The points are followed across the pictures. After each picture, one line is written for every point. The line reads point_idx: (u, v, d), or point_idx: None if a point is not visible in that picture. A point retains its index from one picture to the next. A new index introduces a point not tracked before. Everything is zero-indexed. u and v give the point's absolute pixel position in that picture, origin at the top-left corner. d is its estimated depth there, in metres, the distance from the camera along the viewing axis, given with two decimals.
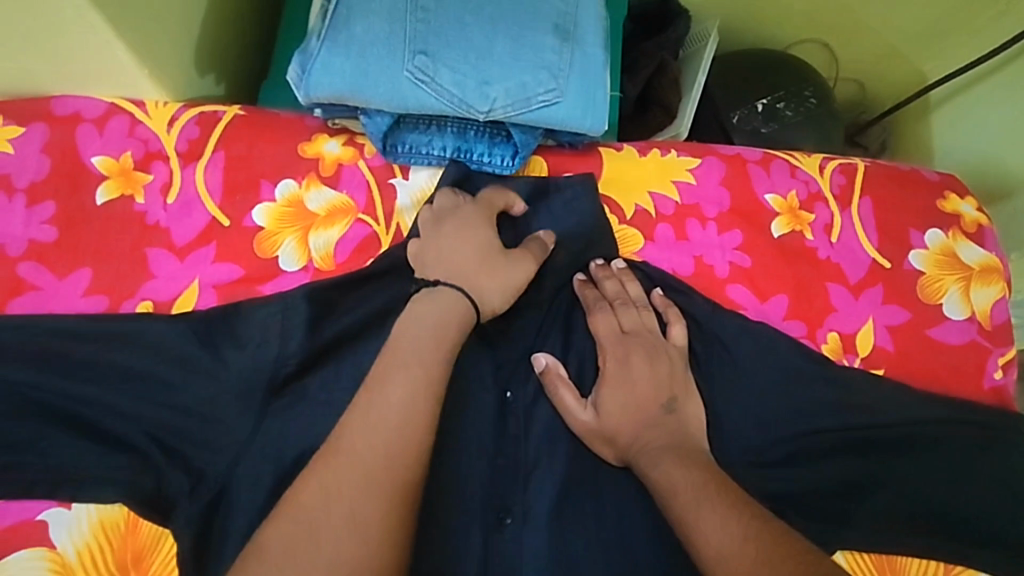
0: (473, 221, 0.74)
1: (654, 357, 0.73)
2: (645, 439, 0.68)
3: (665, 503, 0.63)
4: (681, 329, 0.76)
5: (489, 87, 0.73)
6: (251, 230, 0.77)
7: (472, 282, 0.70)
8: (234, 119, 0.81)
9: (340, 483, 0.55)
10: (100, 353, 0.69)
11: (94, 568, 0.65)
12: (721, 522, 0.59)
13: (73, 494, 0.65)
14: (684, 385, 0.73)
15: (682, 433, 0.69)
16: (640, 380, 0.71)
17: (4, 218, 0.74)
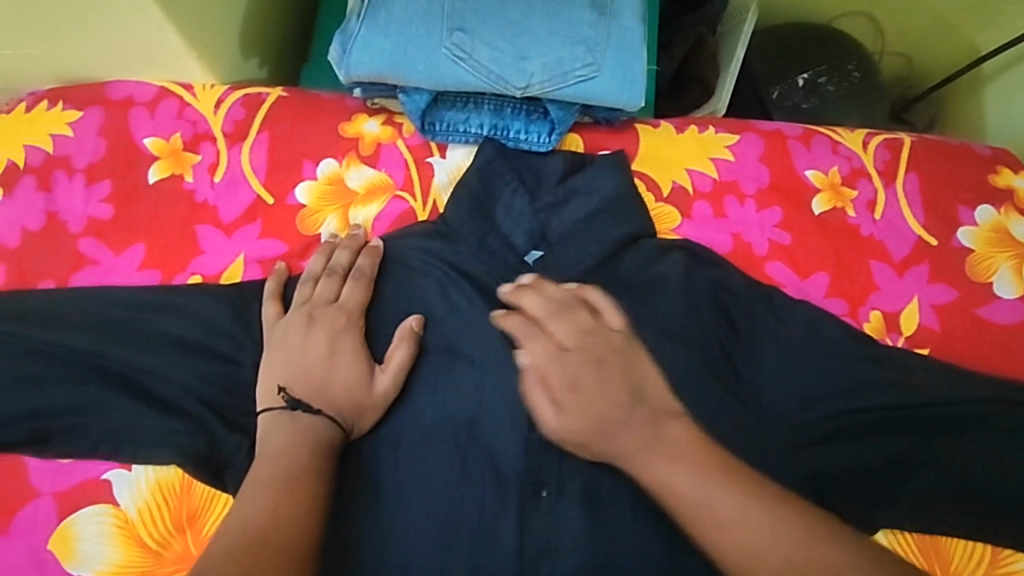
0: (328, 314, 0.72)
1: (564, 353, 0.69)
2: (622, 445, 0.65)
3: (668, 505, 0.62)
4: (614, 311, 0.72)
5: (526, 63, 0.73)
6: (293, 208, 0.80)
7: (337, 397, 0.69)
8: (278, 101, 0.83)
9: (278, 495, 0.61)
10: (156, 325, 0.73)
11: (152, 526, 0.69)
12: (768, 516, 0.60)
13: (133, 454, 0.70)
14: (637, 373, 0.68)
15: (655, 425, 0.66)
16: (598, 397, 0.67)
17: (66, 197, 0.78)
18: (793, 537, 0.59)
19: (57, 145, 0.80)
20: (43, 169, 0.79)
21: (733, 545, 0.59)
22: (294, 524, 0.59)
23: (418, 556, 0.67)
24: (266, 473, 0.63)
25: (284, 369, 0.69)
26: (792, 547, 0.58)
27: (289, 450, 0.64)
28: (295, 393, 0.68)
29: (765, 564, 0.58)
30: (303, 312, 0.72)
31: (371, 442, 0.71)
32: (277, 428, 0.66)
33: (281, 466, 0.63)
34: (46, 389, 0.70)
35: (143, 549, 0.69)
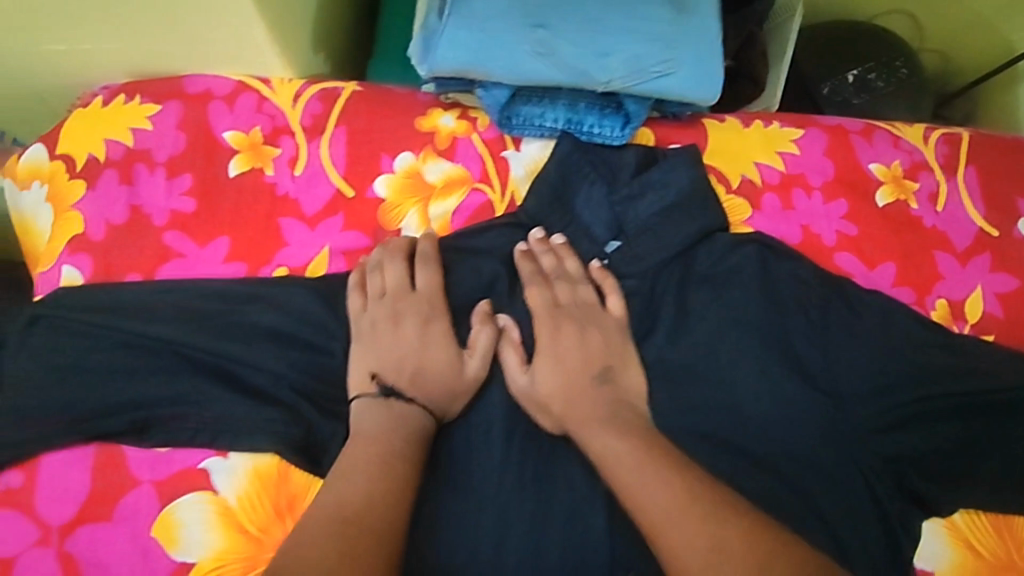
0: (411, 305, 0.74)
1: (557, 330, 0.73)
2: (581, 410, 0.71)
3: (607, 472, 0.68)
4: (617, 299, 0.76)
5: (607, 58, 0.73)
6: (373, 201, 0.81)
7: (427, 385, 0.71)
8: (353, 95, 0.84)
9: (374, 477, 0.64)
10: (246, 316, 0.74)
11: (252, 513, 0.71)
12: (645, 492, 0.66)
13: (229, 443, 0.71)
14: (622, 355, 0.74)
15: (618, 403, 0.72)
16: (573, 354, 0.72)
17: (148, 190, 0.79)
18: (688, 514, 0.64)
19: (137, 139, 0.80)
20: (124, 163, 0.79)
21: (648, 515, 0.65)
22: (387, 504, 0.62)
23: (513, 540, 0.69)
24: (365, 458, 0.65)
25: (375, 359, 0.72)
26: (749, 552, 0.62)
27: (388, 435, 0.67)
28: (386, 380, 0.71)
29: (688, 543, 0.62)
30: (386, 303, 0.74)
31: (462, 428, 0.72)
32: (373, 414, 0.69)
33: (378, 452, 0.66)
34: (144, 380, 0.72)
35: (244, 535, 0.71)
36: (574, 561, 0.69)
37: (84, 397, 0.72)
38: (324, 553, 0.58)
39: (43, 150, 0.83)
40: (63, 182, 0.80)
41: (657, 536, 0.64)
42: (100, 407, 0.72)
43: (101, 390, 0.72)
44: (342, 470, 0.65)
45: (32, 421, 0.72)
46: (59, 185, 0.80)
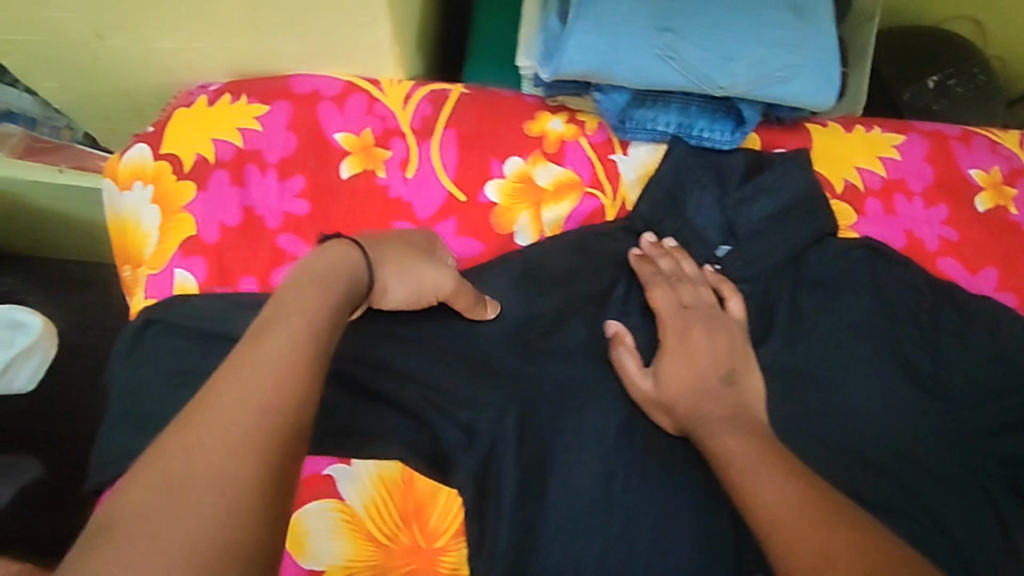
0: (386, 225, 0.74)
1: (687, 332, 0.73)
2: (704, 408, 0.70)
3: (721, 468, 0.66)
4: (738, 303, 0.77)
5: (733, 63, 0.74)
6: (485, 205, 0.80)
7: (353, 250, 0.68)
8: (462, 97, 0.83)
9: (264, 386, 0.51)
10: (368, 321, 0.73)
11: (379, 520, 0.71)
12: (753, 485, 0.63)
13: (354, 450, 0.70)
14: (744, 358, 0.74)
15: (741, 404, 0.71)
16: (702, 355, 0.73)
17: (261, 192, 0.78)
18: (801, 518, 0.58)
19: (247, 139, 0.79)
20: (235, 163, 0.79)
21: (761, 510, 0.61)
22: (253, 421, 0.49)
23: (641, 541, 0.70)
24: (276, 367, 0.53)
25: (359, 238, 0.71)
26: (835, 542, 0.56)
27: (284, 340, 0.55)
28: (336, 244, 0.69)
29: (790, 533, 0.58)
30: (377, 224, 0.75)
31: (585, 432, 0.73)
32: (273, 325, 0.56)
33: (289, 353, 0.54)
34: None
35: (372, 543, 0.70)
36: (701, 561, 0.70)
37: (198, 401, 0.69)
38: (231, 513, 0.45)
39: (147, 150, 0.81)
40: (169, 183, 0.79)
41: (766, 535, 0.59)
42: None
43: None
44: (219, 378, 0.52)
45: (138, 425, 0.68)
46: (165, 185, 0.79)
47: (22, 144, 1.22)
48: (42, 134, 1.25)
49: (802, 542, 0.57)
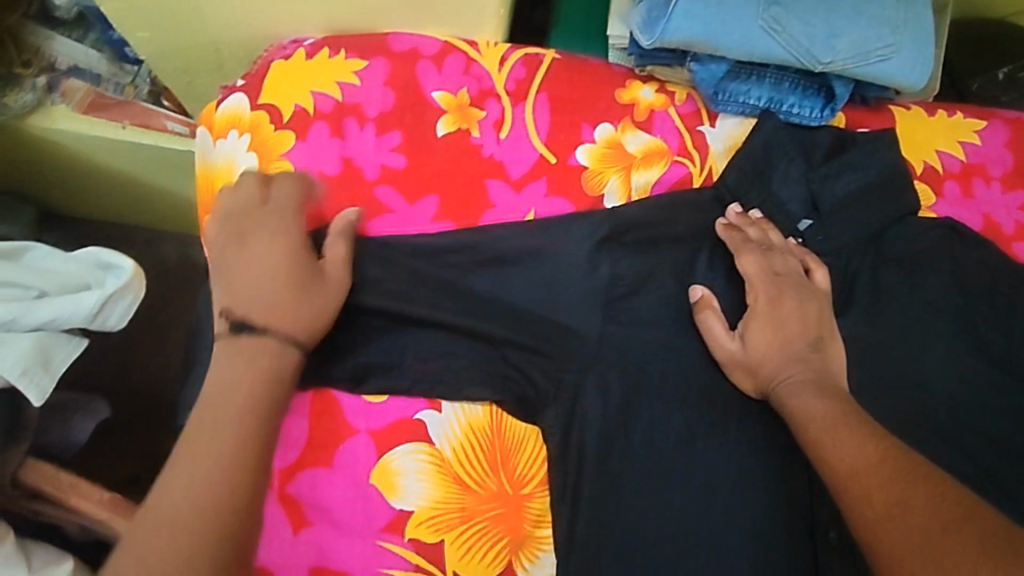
0: (274, 215, 0.71)
1: (779, 299, 0.75)
2: (789, 371, 0.72)
3: (801, 428, 0.69)
4: (824, 274, 0.79)
5: (835, 39, 0.76)
6: (576, 168, 0.82)
7: (278, 318, 0.66)
8: (555, 62, 0.85)
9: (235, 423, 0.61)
10: (458, 275, 0.75)
11: (468, 465, 0.71)
12: (831, 441, 0.66)
13: (445, 396, 0.72)
14: (828, 327, 0.76)
15: (825, 370, 0.73)
16: (790, 321, 0.74)
17: (359, 145, 0.79)
18: (883, 470, 0.61)
19: (346, 93, 0.81)
20: (334, 116, 0.80)
21: (836, 466, 0.64)
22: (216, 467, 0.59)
23: (720, 499, 0.72)
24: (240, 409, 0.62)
25: (242, 268, 0.68)
26: (891, 489, 0.60)
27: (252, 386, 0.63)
28: (247, 317, 0.66)
29: (858, 485, 0.61)
30: (258, 234, 0.70)
31: (668, 393, 0.75)
32: (218, 385, 0.63)
33: (258, 396, 0.63)
34: (360, 335, 0.72)
35: (461, 488, 0.70)
36: (776, 520, 0.72)
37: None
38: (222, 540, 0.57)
39: (244, 99, 0.82)
40: (268, 133, 0.80)
41: (842, 488, 0.62)
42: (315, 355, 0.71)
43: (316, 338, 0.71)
44: (193, 434, 0.61)
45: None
46: (265, 134, 0.80)
47: (89, 98, 1.18)
48: (107, 90, 1.20)
49: (875, 497, 0.60)
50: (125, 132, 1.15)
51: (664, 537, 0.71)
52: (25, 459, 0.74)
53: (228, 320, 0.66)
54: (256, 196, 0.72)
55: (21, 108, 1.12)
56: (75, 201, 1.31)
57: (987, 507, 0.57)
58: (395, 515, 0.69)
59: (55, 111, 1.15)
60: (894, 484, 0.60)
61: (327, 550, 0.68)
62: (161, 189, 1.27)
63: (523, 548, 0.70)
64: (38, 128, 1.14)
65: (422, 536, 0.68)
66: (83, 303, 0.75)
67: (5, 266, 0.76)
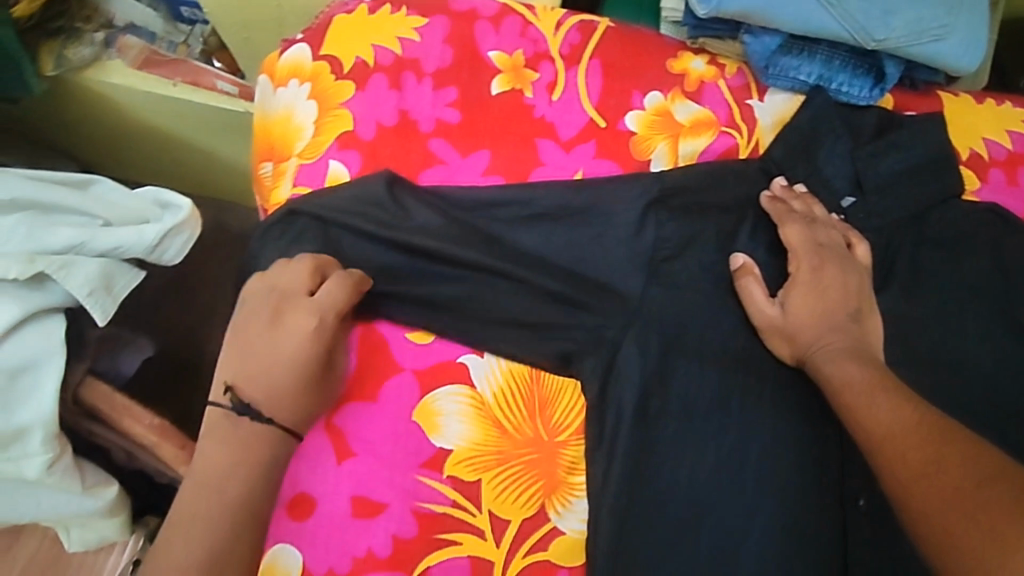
0: (285, 364, 0.66)
1: (821, 268, 0.76)
2: (827, 339, 0.73)
3: (837, 393, 0.70)
4: (865, 249, 0.80)
5: (891, 17, 0.77)
6: (625, 134, 0.83)
7: (280, 402, 0.65)
8: (608, 30, 0.87)
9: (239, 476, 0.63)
10: (506, 229, 0.77)
11: (507, 410, 0.73)
12: (867, 405, 0.67)
13: (486, 344, 0.74)
14: (867, 300, 0.77)
15: (864, 341, 0.74)
16: (831, 291, 0.76)
17: (416, 98, 0.82)
18: (918, 434, 0.62)
19: (405, 48, 0.83)
20: (394, 69, 0.82)
21: (869, 430, 0.65)
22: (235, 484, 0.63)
23: (752, 460, 0.74)
24: (247, 462, 0.63)
25: (265, 393, 0.65)
26: (918, 450, 0.61)
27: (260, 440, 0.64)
28: (249, 398, 0.65)
29: (889, 446, 0.63)
30: (274, 346, 0.66)
31: (707, 355, 0.76)
32: (231, 425, 0.64)
33: (257, 451, 0.64)
34: (410, 280, 0.75)
35: (500, 431, 0.72)
36: (804, 484, 0.74)
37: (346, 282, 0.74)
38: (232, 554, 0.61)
39: (307, 50, 0.84)
40: (328, 82, 0.82)
41: (876, 450, 0.63)
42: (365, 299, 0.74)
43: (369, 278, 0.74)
44: (199, 485, 0.63)
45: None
46: (325, 84, 0.82)
47: (143, 55, 1.21)
48: (161, 48, 1.25)
49: (906, 457, 0.61)
50: (178, 89, 1.18)
51: (696, 492, 0.72)
52: (86, 377, 0.77)
53: (231, 397, 0.65)
54: (310, 226, 0.76)
55: (80, 61, 1.16)
56: (120, 158, 1.34)
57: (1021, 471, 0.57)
58: (435, 452, 0.71)
59: (110, 66, 1.18)
60: (927, 447, 0.61)
61: (367, 481, 0.69)
62: (201, 150, 1.29)
63: (557, 493, 0.72)
64: (92, 80, 1.16)
65: (460, 473, 0.71)
66: (144, 235, 0.78)
67: (73, 192, 0.79)
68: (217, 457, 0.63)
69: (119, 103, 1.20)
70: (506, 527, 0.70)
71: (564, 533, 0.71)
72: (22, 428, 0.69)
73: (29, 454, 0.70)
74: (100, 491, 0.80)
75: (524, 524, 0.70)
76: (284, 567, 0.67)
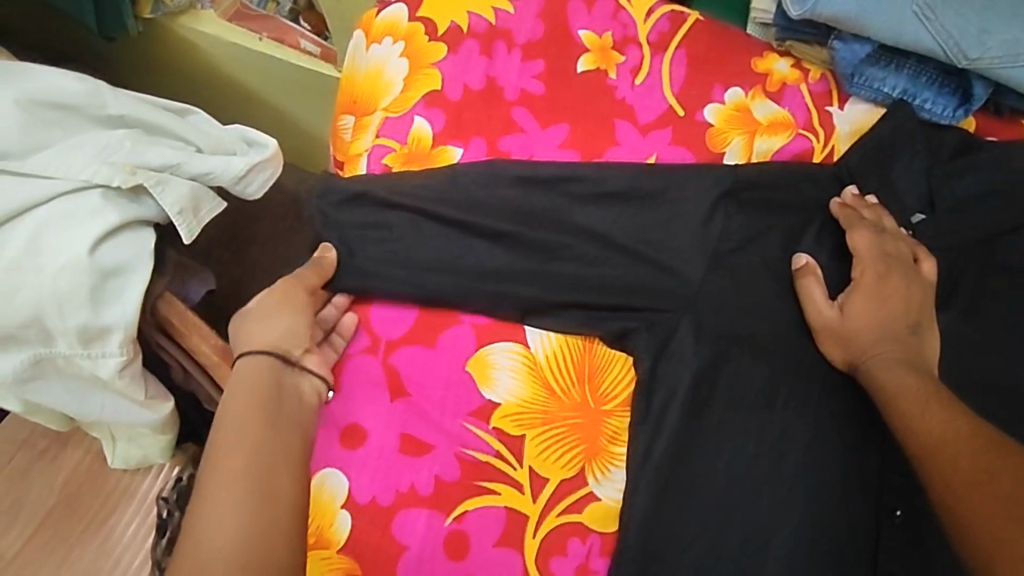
0: (234, 428, 0.64)
1: (887, 276, 0.77)
2: (883, 346, 0.73)
3: (889, 400, 0.69)
4: (931, 266, 0.79)
5: (986, 36, 0.78)
6: (702, 125, 0.85)
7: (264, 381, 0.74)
8: (698, 23, 0.88)
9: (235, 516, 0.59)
10: (573, 201, 0.78)
11: (558, 374, 0.75)
12: (921, 415, 0.66)
13: (539, 320, 0.75)
14: (929, 314, 0.76)
15: (922, 355, 0.73)
16: (894, 302, 0.75)
17: (504, 66, 0.85)
18: (971, 446, 0.62)
19: (499, 18, 0.86)
20: (486, 37, 0.86)
21: (920, 438, 0.65)
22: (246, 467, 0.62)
23: (794, 458, 0.73)
24: (239, 517, 0.59)
25: (221, 490, 0.60)
26: (972, 462, 0.60)
27: (237, 509, 0.59)
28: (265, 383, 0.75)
29: (942, 455, 0.62)
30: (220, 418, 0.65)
31: (760, 349, 0.76)
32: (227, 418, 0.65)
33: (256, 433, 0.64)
34: (476, 236, 0.76)
35: (547, 393, 0.74)
36: (845, 490, 0.73)
37: (418, 232, 0.76)
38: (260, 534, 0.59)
39: (405, 10, 0.87)
40: (422, 43, 0.86)
41: (925, 456, 0.63)
42: (429, 249, 0.75)
43: (438, 232, 0.76)
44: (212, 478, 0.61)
45: (372, 237, 0.76)
46: (419, 44, 0.86)
47: (234, 7, 1.27)
48: (252, 3, 1.29)
49: (958, 468, 0.61)
50: (263, 43, 1.23)
51: (734, 481, 0.72)
52: (164, 292, 0.82)
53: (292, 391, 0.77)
54: (375, 180, 0.77)
55: (175, 7, 1.20)
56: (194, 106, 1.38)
57: None
58: (483, 404, 0.73)
59: (202, 15, 1.23)
60: (981, 458, 0.60)
61: (417, 422, 0.72)
62: (268, 107, 1.32)
63: (597, 460, 0.73)
64: (185, 28, 1.22)
65: (506, 427, 0.73)
66: (233, 165, 0.83)
67: (174, 118, 0.83)
68: (226, 448, 0.63)
69: (204, 52, 1.25)
70: (544, 485, 0.72)
71: (599, 499, 0.72)
72: (106, 327, 0.73)
73: (107, 354, 0.74)
74: (157, 405, 0.82)
75: (560, 485, 0.72)
76: (330, 490, 0.70)
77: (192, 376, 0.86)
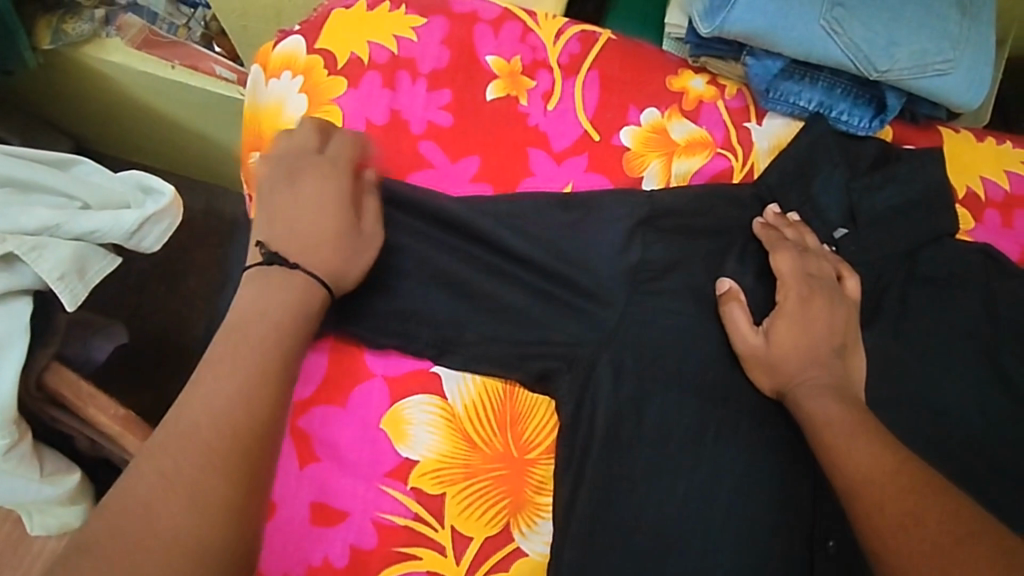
0: (254, 322, 0.61)
1: (810, 299, 0.75)
2: (809, 373, 0.71)
3: (816, 433, 0.67)
4: (855, 283, 0.78)
5: (894, 48, 0.76)
6: (618, 148, 0.82)
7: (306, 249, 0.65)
8: (609, 42, 0.86)
9: (190, 509, 0.52)
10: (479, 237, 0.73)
11: (477, 423, 0.71)
12: (846, 449, 0.63)
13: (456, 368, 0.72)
14: (854, 336, 0.75)
15: (847, 379, 0.72)
16: (818, 324, 0.74)
17: (409, 99, 0.81)
18: (896, 484, 0.59)
19: (402, 47, 0.82)
20: (388, 68, 0.81)
21: (844, 475, 0.62)
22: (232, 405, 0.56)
23: (723, 493, 0.71)
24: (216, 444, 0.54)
25: (220, 379, 0.57)
26: (895, 508, 0.57)
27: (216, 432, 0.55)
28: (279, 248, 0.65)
29: (869, 499, 0.59)
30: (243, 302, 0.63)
31: (686, 383, 0.74)
32: (255, 290, 0.63)
33: (263, 353, 0.59)
34: (383, 282, 0.72)
35: (468, 445, 0.71)
36: (776, 522, 0.71)
37: None
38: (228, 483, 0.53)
39: (302, 42, 0.83)
40: (321, 77, 0.81)
41: (854, 494, 0.60)
42: (334, 300, 0.71)
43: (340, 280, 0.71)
44: (227, 354, 0.59)
45: None
46: (317, 78, 0.81)
47: (143, 35, 1.15)
48: (161, 29, 1.19)
49: (882, 514, 0.57)
50: (176, 72, 1.12)
51: (662, 522, 0.70)
52: (50, 363, 0.75)
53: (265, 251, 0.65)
54: None
55: (77, 37, 1.11)
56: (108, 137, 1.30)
57: (1013, 543, 0.52)
58: (400, 463, 0.69)
59: (108, 43, 1.13)
60: (907, 498, 0.57)
61: (329, 488, 0.68)
62: (186, 138, 1.26)
63: (522, 513, 0.70)
64: (93, 58, 1.12)
65: (425, 486, 0.69)
66: (122, 220, 0.76)
67: (53, 172, 0.77)
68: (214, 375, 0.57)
69: (115, 80, 1.15)
70: (467, 545, 0.69)
71: (526, 554, 0.69)
72: None
73: None
74: (59, 478, 0.77)
75: (485, 543, 0.69)
76: None
77: (99, 443, 0.81)
